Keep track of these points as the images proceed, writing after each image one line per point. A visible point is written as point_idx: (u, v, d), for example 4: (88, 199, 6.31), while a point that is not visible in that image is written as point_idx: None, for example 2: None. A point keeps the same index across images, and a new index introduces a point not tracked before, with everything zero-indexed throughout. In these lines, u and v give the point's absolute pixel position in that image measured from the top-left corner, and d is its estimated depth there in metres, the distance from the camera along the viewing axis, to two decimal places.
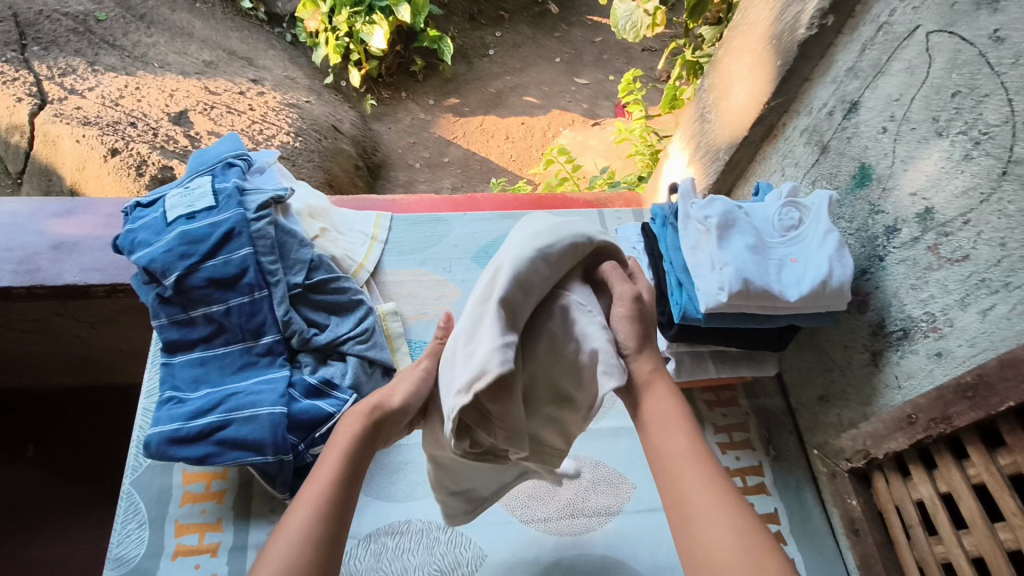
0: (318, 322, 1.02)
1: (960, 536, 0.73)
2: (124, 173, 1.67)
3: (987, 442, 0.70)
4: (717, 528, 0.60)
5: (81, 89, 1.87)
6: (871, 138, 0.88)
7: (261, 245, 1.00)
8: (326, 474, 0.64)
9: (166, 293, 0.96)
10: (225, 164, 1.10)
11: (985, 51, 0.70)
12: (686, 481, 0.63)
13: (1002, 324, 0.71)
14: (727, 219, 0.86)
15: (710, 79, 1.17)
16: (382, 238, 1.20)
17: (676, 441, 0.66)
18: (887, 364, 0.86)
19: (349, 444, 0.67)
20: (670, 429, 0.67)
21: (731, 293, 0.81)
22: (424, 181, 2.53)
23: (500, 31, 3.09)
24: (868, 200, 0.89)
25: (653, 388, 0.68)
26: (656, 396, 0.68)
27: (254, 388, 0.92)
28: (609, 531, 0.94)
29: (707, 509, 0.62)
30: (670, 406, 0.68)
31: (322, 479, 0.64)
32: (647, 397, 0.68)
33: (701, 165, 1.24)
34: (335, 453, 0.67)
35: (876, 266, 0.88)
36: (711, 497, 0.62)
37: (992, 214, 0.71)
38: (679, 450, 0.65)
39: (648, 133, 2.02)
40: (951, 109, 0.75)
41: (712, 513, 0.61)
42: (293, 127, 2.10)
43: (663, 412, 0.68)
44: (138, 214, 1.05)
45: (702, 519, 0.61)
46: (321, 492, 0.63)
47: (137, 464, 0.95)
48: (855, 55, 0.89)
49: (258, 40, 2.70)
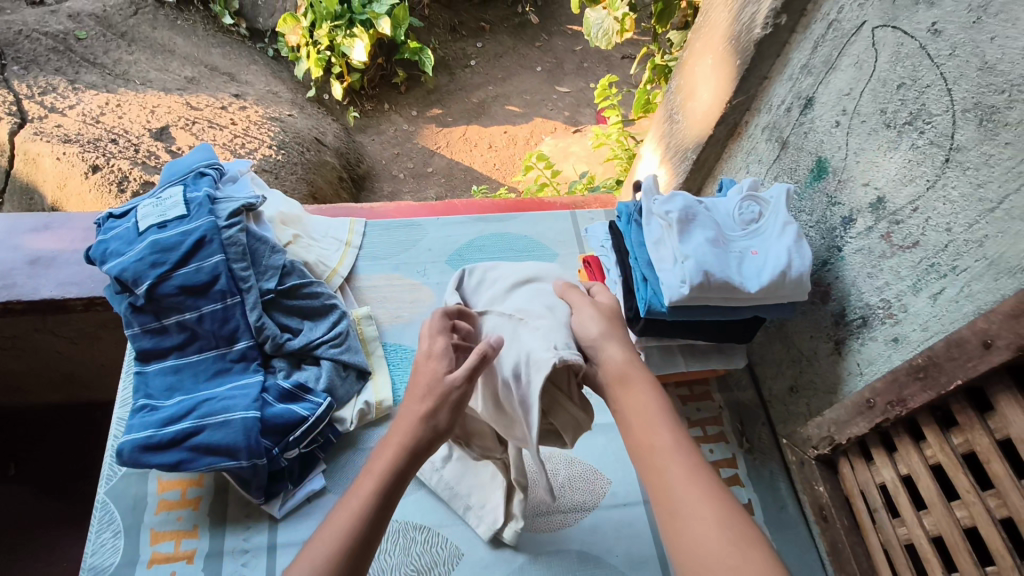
0: (292, 327, 1.03)
1: (921, 517, 0.74)
2: (106, 190, 1.67)
3: (941, 422, 0.72)
4: (702, 517, 0.60)
5: (61, 107, 1.88)
6: (826, 132, 0.90)
7: (233, 252, 1.01)
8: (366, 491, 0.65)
9: (138, 302, 0.97)
10: (197, 174, 1.11)
11: (925, 44, 0.73)
12: (669, 475, 0.64)
13: (952, 307, 0.73)
14: (688, 214, 0.88)
15: (675, 81, 1.19)
16: (356, 244, 1.22)
17: (658, 435, 0.66)
18: (849, 352, 0.88)
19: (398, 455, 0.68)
20: (653, 422, 0.68)
21: (693, 285, 0.82)
22: (409, 192, 2.55)
23: (482, 41, 3.13)
24: (826, 192, 0.91)
25: (629, 381, 0.72)
26: (639, 391, 0.71)
27: (227, 394, 0.92)
28: (585, 526, 0.94)
29: (692, 498, 0.61)
30: (649, 398, 0.70)
31: (364, 494, 0.65)
32: (625, 393, 0.71)
33: (671, 165, 1.27)
34: (372, 476, 0.66)
35: (835, 257, 0.90)
36: (697, 487, 0.62)
37: (938, 201, 0.73)
38: (663, 442, 0.66)
39: (626, 138, 2.05)
40: (896, 101, 0.78)
41: (698, 501, 0.61)
42: (274, 140, 2.11)
43: (645, 405, 0.69)
44: (110, 225, 1.06)
45: (686, 508, 0.61)
46: (350, 521, 0.63)
47: (112, 473, 0.95)
48: (808, 52, 0.92)
49: (240, 55, 2.72)
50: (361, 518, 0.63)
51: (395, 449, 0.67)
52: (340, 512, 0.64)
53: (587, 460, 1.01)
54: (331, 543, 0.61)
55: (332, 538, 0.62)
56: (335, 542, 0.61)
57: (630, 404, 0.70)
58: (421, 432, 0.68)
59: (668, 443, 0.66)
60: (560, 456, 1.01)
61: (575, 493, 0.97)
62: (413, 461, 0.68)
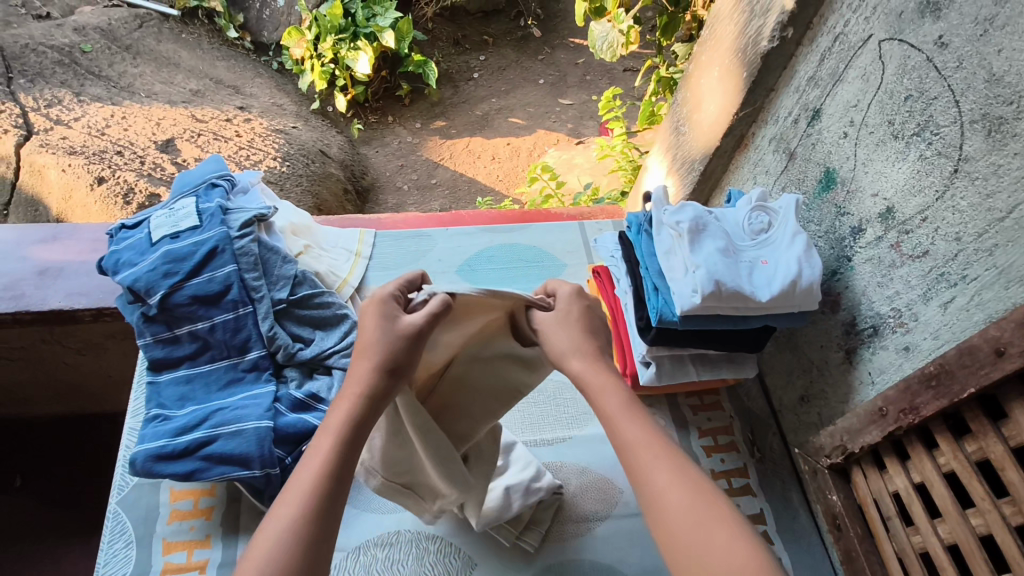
0: (303, 336, 1.03)
1: (936, 525, 0.74)
2: (112, 202, 1.67)
3: (955, 430, 0.72)
4: (686, 516, 0.57)
5: (67, 119, 1.89)
6: (833, 144, 0.91)
7: (245, 262, 1.02)
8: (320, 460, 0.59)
9: (151, 311, 0.98)
10: (208, 184, 1.12)
11: (932, 56, 0.74)
12: (646, 473, 0.60)
13: (962, 316, 0.73)
14: (698, 224, 0.89)
15: (682, 93, 1.21)
16: (366, 254, 1.23)
17: (631, 431, 0.62)
18: (861, 361, 0.88)
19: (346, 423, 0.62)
20: (619, 420, 0.63)
21: (705, 295, 0.83)
22: (414, 204, 2.56)
23: (484, 55, 3.17)
24: (834, 203, 0.92)
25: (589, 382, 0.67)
26: (601, 391, 0.66)
27: (240, 403, 0.93)
28: (598, 536, 0.93)
29: (671, 490, 0.59)
30: (612, 397, 0.65)
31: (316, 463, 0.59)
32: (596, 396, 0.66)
33: (678, 176, 1.28)
34: (328, 435, 0.61)
35: (845, 267, 0.91)
36: (674, 482, 0.59)
37: (946, 211, 0.74)
38: (631, 437, 0.62)
39: (630, 149, 2.06)
40: (904, 112, 0.79)
41: (678, 498, 0.58)
42: (280, 152, 2.12)
43: (607, 406, 0.65)
44: (123, 235, 1.07)
45: (667, 505, 0.58)
46: (307, 495, 0.57)
47: (124, 483, 0.95)
48: (815, 65, 0.93)
49: (244, 68, 2.75)
50: (320, 488, 0.58)
51: (350, 404, 0.63)
52: (294, 483, 0.58)
53: (598, 470, 1.00)
54: (290, 519, 0.56)
55: (290, 514, 0.56)
56: (293, 518, 0.56)
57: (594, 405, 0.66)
58: (376, 380, 0.64)
59: (637, 440, 0.62)
60: (572, 466, 1.01)
61: (587, 502, 0.97)
62: (370, 411, 0.63)
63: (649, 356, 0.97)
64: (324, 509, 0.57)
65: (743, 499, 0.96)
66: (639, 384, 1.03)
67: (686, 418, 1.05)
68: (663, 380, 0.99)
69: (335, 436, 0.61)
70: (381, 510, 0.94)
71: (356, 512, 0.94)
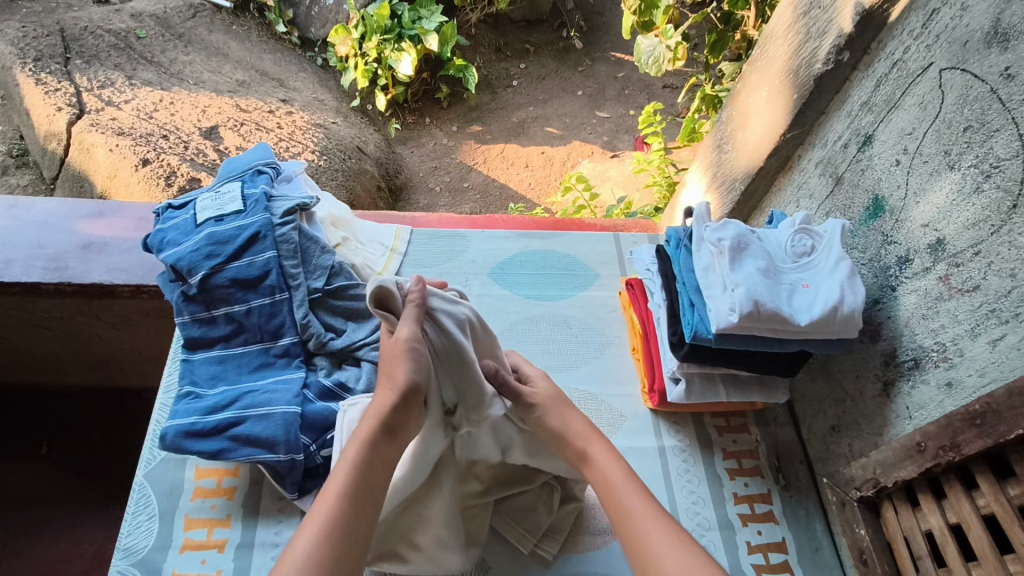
0: (336, 327, 1.04)
1: (971, 568, 0.71)
2: (154, 183, 1.70)
3: (997, 472, 0.70)
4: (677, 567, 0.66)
5: (117, 101, 1.95)
6: (884, 171, 0.90)
7: (285, 249, 1.03)
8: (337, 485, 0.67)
9: (191, 291, 1.00)
10: (255, 171, 1.14)
11: (996, 88, 0.73)
12: (642, 534, 0.70)
13: (1012, 354, 0.71)
14: (740, 243, 0.88)
15: (728, 111, 1.20)
16: (401, 251, 1.24)
17: (628, 494, 0.73)
18: (899, 394, 0.86)
19: (361, 453, 0.70)
20: (619, 485, 0.75)
21: (743, 314, 0.82)
22: (445, 206, 2.58)
23: (525, 63, 3.19)
24: (882, 230, 0.90)
25: (590, 453, 0.79)
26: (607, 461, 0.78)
27: (270, 387, 0.94)
28: (614, 550, 0.92)
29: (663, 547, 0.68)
30: (612, 466, 0.77)
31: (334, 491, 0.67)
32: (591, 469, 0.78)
33: (718, 194, 1.27)
34: (347, 462, 0.69)
35: (888, 296, 0.89)
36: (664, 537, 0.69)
37: (1002, 245, 0.72)
38: (628, 499, 0.73)
39: (666, 166, 2.06)
40: (962, 143, 0.77)
41: (669, 551, 0.67)
42: (318, 146, 2.16)
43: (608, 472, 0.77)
44: (169, 215, 1.09)
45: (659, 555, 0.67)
46: (327, 513, 0.65)
47: (152, 456, 0.97)
48: (869, 90, 0.92)
49: (290, 62, 2.80)
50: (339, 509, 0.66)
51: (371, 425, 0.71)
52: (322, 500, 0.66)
53: None
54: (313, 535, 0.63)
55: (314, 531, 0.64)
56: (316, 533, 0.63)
57: (596, 472, 0.77)
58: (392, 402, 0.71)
59: (633, 503, 0.73)
60: None
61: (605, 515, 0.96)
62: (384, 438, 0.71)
63: (679, 371, 0.96)
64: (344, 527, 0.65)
65: (765, 527, 0.94)
66: (666, 400, 1.01)
67: (711, 438, 1.03)
68: (692, 398, 0.97)
69: (349, 460, 0.69)
70: None
71: None
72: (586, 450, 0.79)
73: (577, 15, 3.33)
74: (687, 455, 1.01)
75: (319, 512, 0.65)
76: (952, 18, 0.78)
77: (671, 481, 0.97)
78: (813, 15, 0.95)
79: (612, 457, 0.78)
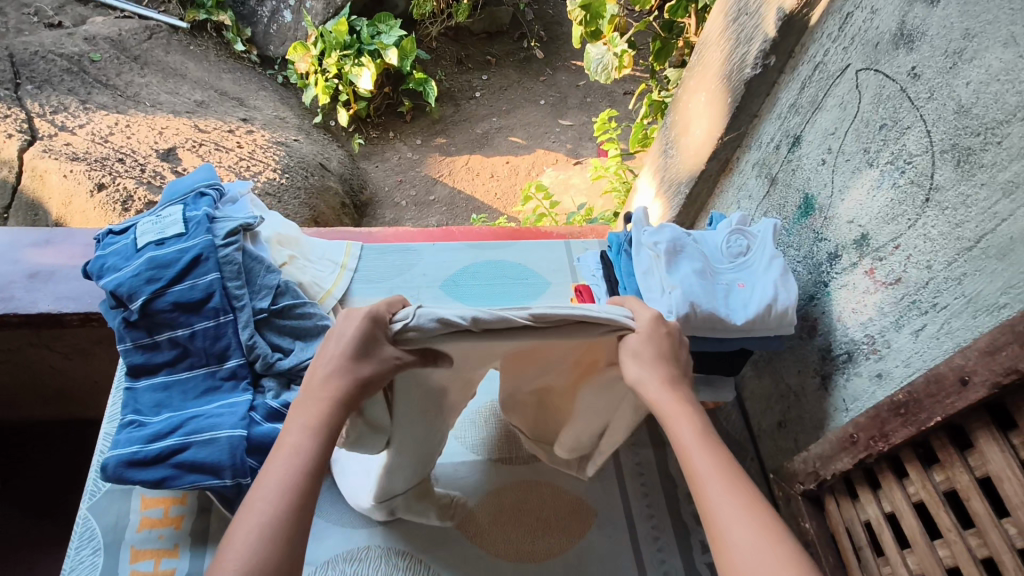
0: (283, 347, 1.03)
1: (905, 556, 0.73)
2: (111, 209, 1.69)
3: (923, 459, 0.72)
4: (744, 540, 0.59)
5: (71, 126, 1.92)
6: (812, 170, 0.92)
7: (228, 270, 1.03)
8: (290, 456, 0.62)
9: (132, 317, 0.99)
10: (197, 193, 1.13)
11: (905, 87, 0.75)
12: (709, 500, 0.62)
13: (932, 343, 0.73)
14: (676, 246, 0.90)
15: (671, 116, 1.22)
16: (352, 266, 1.23)
17: (709, 463, 0.64)
18: (835, 387, 0.88)
19: (321, 420, 0.65)
20: (694, 448, 0.66)
21: (680, 316, 0.83)
22: (411, 220, 2.58)
23: (487, 74, 3.21)
24: (812, 228, 0.93)
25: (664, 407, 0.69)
26: (670, 419, 0.68)
27: (215, 411, 0.93)
28: (568, 557, 0.93)
29: (734, 523, 0.60)
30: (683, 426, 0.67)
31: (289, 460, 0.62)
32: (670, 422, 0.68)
33: (665, 198, 1.29)
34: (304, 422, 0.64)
35: (822, 292, 0.91)
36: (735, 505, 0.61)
37: (919, 238, 0.75)
38: (701, 465, 0.64)
39: (624, 171, 2.09)
40: (879, 141, 0.80)
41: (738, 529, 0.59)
42: (279, 164, 2.15)
43: (676, 431, 0.67)
44: (109, 240, 1.08)
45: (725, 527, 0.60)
46: (280, 486, 0.60)
47: (96, 488, 0.95)
48: (796, 93, 0.95)
49: (250, 81, 2.78)
50: (285, 513, 0.59)
51: (323, 406, 0.65)
52: (268, 473, 0.62)
53: (575, 491, 1.00)
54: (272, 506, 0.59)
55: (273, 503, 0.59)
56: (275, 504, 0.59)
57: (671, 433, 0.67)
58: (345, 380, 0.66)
59: (705, 465, 0.64)
60: (546, 486, 1.01)
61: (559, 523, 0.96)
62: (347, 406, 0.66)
63: None
64: (287, 531, 0.58)
65: None
66: None
67: None
68: None
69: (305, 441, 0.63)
70: (356, 525, 0.94)
71: (326, 525, 0.93)
72: (658, 401, 0.69)
73: (537, 26, 3.38)
74: (642, 459, 1.06)
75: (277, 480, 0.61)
76: (864, 21, 0.81)
77: (624, 484, 1.02)
78: (741, 22, 0.98)
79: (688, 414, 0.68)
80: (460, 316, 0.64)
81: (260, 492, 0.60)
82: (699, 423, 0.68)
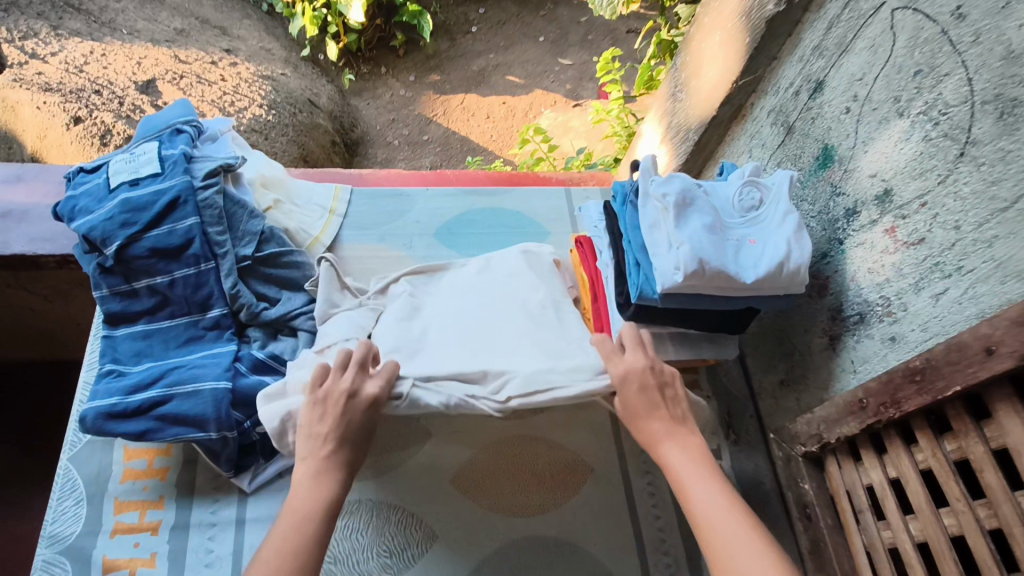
0: (269, 296, 0.98)
1: (907, 522, 0.72)
2: (88, 142, 1.63)
3: (935, 427, 0.69)
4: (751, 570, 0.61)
5: (43, 53, 1.77)
6: (834, 119, 0.86)
7: (208, 214, 0.96)
8: (315, 482, 0.68)
9: (107, 263, 0.93)
10: (173, 130, 1.05)
11: (947, 28, 0.69)
12: (718, 533, 0.64)
13: (954, 308, 0.69)
14: (685, 198, 0.84)
15: (681, 57, 1.15)
16: (341, 212, 1.16)
17: (708, 495, 0.67)
18: (844, 349, 0.86)
19: (344, 460, 0.71)
20: (691, 482, 0.69)
21: (687, 273, 0.79)
22: (403, 159, 2.52)
23: (484, 5, 2.98)
24: (830, 182, 0.88)
25: (660, 444, 0.73)
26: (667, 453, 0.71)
27: (198, 363, 0.89)
28: (564, 513, 0.92)
29: (745, 556, 0.62)
30: (680, 460, 0.71)
31: (316, 490, 0.67)
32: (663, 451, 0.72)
33: (671, 145, 1.23)
34: (324, 454, 0.70)
35: (836, 250, 0.87)
36: (738, 538, 0.63)
37: (948, 196, 0.70)
38: (701, 503, 0.67)
39: (626, 115, 2.00)
40: (911, 89, 0.74)
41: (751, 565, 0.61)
42: (266, 100, 2.03)
43: (673, 460, 0.71)
44: (81, 180, 1.01)
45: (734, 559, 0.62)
46: (308, 511, 0.66)
47: (75, 439, 0.92)
48: (821, 33, 0.87)
49: (232, 8, 2.61)
50: (308, 536, 0.64)
51: (345, 447, 0.71)
52: (299, 498, 0.67)
53: (570, 447, 0.98)
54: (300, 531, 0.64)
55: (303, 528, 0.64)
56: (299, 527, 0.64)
57: (666, 466, 0.71)
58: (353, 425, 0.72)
59: (703, 503, 0.67)
60: (542, 442, 0.98)
61: (554, 478, 0.95)
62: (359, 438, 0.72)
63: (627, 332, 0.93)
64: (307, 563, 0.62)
65: None
66: None
67: None
68: None
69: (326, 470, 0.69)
70: None
71: None
72: (653, 437, 0.73)
73: None
74: None
75: (306, 502, 0.66)
76: None
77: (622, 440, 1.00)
78: None
79: (683, 449, 0.72)
80: (442, 402, 0.79)
81: (290, 511, 0.66)
82: (695, 456, 0.71)
